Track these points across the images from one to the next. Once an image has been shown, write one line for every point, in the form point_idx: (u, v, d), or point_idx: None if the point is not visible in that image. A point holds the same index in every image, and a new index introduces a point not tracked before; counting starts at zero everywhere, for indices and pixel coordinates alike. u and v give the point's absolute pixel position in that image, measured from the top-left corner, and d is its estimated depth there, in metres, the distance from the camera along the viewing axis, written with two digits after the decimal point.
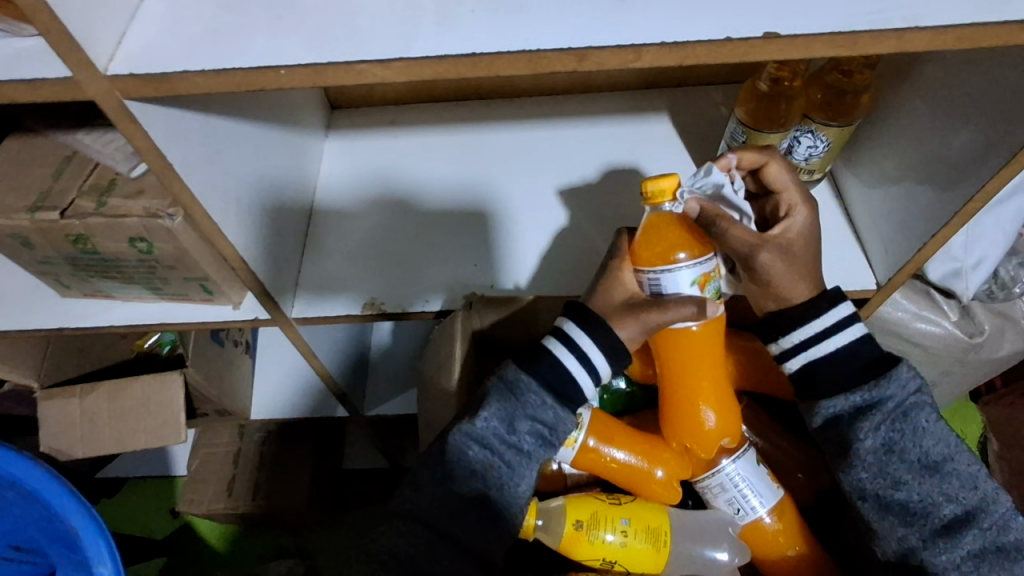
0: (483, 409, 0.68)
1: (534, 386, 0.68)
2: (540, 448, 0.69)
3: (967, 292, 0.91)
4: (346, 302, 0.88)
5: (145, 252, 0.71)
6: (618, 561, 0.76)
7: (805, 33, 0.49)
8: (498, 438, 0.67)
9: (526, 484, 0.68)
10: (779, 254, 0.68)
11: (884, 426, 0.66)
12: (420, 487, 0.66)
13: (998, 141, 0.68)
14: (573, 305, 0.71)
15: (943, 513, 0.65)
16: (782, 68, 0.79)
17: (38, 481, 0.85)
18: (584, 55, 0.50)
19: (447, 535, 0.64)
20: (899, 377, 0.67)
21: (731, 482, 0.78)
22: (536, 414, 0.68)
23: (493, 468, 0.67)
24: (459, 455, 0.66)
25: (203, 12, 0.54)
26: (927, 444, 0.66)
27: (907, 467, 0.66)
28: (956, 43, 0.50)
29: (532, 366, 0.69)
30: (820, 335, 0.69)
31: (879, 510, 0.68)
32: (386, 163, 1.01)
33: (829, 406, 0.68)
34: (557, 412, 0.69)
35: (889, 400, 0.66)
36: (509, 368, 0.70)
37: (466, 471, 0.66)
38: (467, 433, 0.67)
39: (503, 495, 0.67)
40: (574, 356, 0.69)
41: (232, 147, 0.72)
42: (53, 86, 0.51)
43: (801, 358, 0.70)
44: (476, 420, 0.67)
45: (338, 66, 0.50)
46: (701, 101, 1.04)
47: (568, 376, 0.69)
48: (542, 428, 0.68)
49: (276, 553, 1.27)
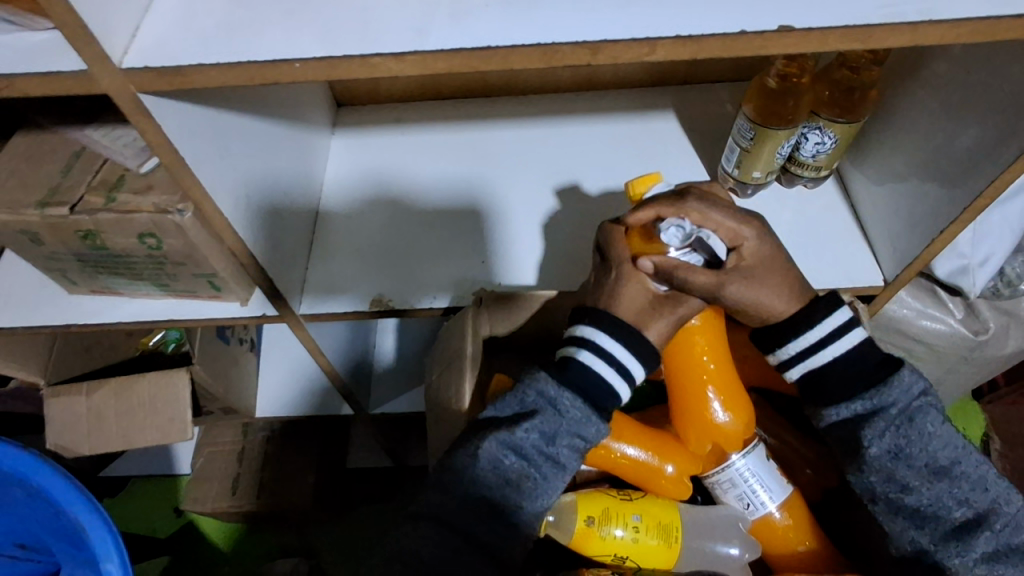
0: (526, 421, 0.66)
1: (578, 403, 0.65)
2: (575, 461, 0.68)
3: (974, 290, 0.90)
4: (352, 300, 0.88)
5: (154, 247, 0.71)
6: (629, 556, 0.76)
7: (819, 28, 0.49)
8: (536, 450, 0.66)
9: (557, 495, 0.68)
10: (745, 280, 0.68)
11: (890, 432, 0.66)
12: (446, 492, 0.65)
13: (1007, 137, 0.68)
14: (582, 311, 0.71)
15: (955, 517, 0.65)
16: (790, 64, 0.79)
17: (47, 478, 0.85)
18: (598, 48, 0.50)
19: (472, 541, 0.63)
20: (902, 382, 0.67)
21: (741, 478, 0.78)
22: (579, 429, 0.66)
23: (528, 479, 0.66)
24: (493, 463, 0.65)
25: (216, 6, 0.54)
26: (934, 448, 0.66)
27: (914, 472, 0.66)
28: (970, 37, 0.50)
29: (571, 378, 0.66)
30: (816, 345, 0.68)
31: (890, 513, 0.68)
32: (392, 162, 1.01)
33: (835, 412, 0.69)
34: (599, 427, 0.67)
35: (892, 407, 0.67)
36: (550, 382, 0.67)
37: (499, 479, 0.65)
38: (503, 443, 0.65)
39: (535, 506, 0.66)
40: (605, 362, 0.67)
41: (241, 143, 0.72)
42: (66, 79, 0.51)
43: (802, 366, 0.70)
44: (517, 430, 0.65)
45: (352, 59, 0.50)
46: (708, 99, 1.04)
47: (602, 383, 0.67)
48: (580, 443, 0.66)
49: (281, 552, 1.27)
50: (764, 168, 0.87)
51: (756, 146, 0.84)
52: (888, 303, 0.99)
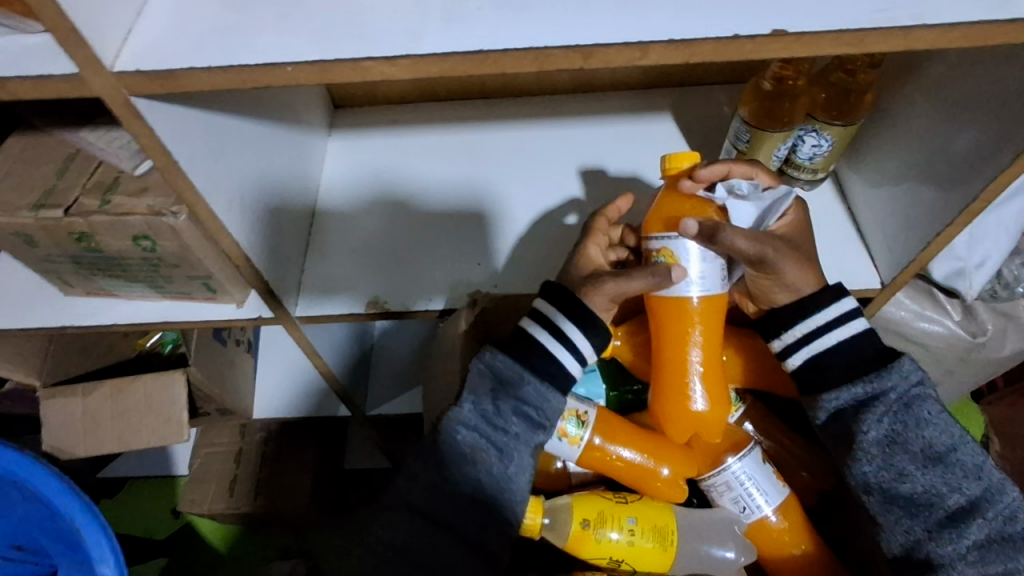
0: (468, 394, 0.69)
1: (511, 364, 0.68)
2: (529, 429, 0.68)
3: (971, 292, 0.91)
4: (348, 301, 0.88)
5: (149, 250, 0.71)
6: (624, 559, 0.76)
7: (812, 31, 0.49)
8: (485, 421, 0.68)
9: (518, 466, 0.68)
10: (784, 247, 0.68)
11: (887, 418, 0.67)
12: (415, 479, 0.67)
13: (1002, 140, 0.68)
14: (553, 288, 0.71)
15: (948, 504, 0.65)
16: (786, 68, 0.78)
17: (42, 481, 0.85)
18: (591, 52, 0.50)
19: (443, 524, 0.65)
20: (902, 369, 0.67)
21: (736, 481, 0.78)
22: (519, 393, 0.68)
23: (482, 451, 0.67)
24: (447, 439, 0.67)
25: (209, 9, 0.54)
26: (930, 434, 0.66)
27: (910, 457, 0.66)
28: (963, 41, 0.50)
29: (509, 348, 0.70)
30: (823, 328, 0.69)
31: (885, 504, 0.68)
32: (389, 163, 1.01)
33: (832, 399, 0.69)
34: (539, 388, 0.68)
35: (890, 392, 0.67)
36: (488, 351, 0.70)
37: (456, 455, 0.67)
38: (454, 419, 0.68)
39: (495, 480, 0.67)
40: (556, 339, 0.69)
41: (236, 145, 0.72)
42: (59, 83, 0.51)
43: (805, 352, 0.71)
44: (462, 404, 0.68)
45: (344, 63, 0.50)
46: (705, 100, 1.04)
47: (546, 354, 0.69)
48: (526, 407, 0.68)
49: (278, 553, 1.27)
50: None
51: (752, 148, 0.84)
52: (885, 305, 0.99)
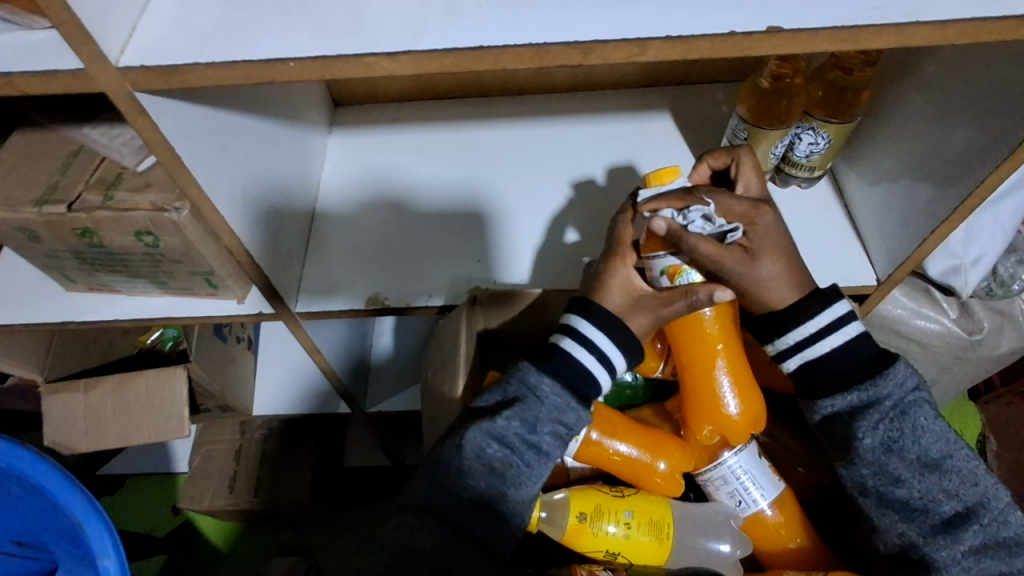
0: (504, 410, 0.68)
1: (557, 388, 0.69)
2: (558, 448, 0.70)
3: (966, 288, 0.92)
4: (349, 298, 0.89)
5: (152, 245, 0.72)
6: (621, 553, 0.76)
7: (807, 28, 0.50)
8: (518, 437, 0.68)
9: (542, 482, 0.69)
10: (759, 255, 0.69)
11: (883, 424, 0.67)
12: (434, 482, 0.66)
13: (996, 139, 0.68)
14: (579, 302, 0.73)
15: (943, 510, 0.66)
16: (783, 65, 0.79)
17: (45, 475, 0.85)
18: (589, 49, 0.51)
19: (461, 531, 0.64)
20: (897, 375, 0.67)
21: (733, 475, 0.79)
22: (558, 416, 0.69)
23: (512, 467, 0.67)
24: (478, 453, 0.67)
25: (213, 5, 0.55)
26: (926, 442, 0.66)
27: (907, 464, 0.66)
28: (956, 38, 0.51)
29: (550, 365, 0.70)
30: (815, 335, 0.69)
31: (880, 505, 0.69)
32: (389, 161, 1.02)
33: (828, 405, 0.69)
34: (578, 413, 0.70)
35: (886, 399, 0.67)
36: (532, 371, 0.70)
37: (484, 468, 0.67)
38: (486, 432, 0.67)
39: (520, 494, 0.68)
40: (588, 351, 0.70)
41: (237, 141, 0.73)
42: (64, 78, 0.52)
43: (800, 357, 0.70)
44: (497, 419, 0.68)
45: (346, 59, 0.51)
46: (703, 99, 1.04)
47: (578, 367, 0.70)
48: (561, 429, 0.69)
49: (278, 549, 1.27)
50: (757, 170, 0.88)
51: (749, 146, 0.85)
52: (883, 303, 0.99)
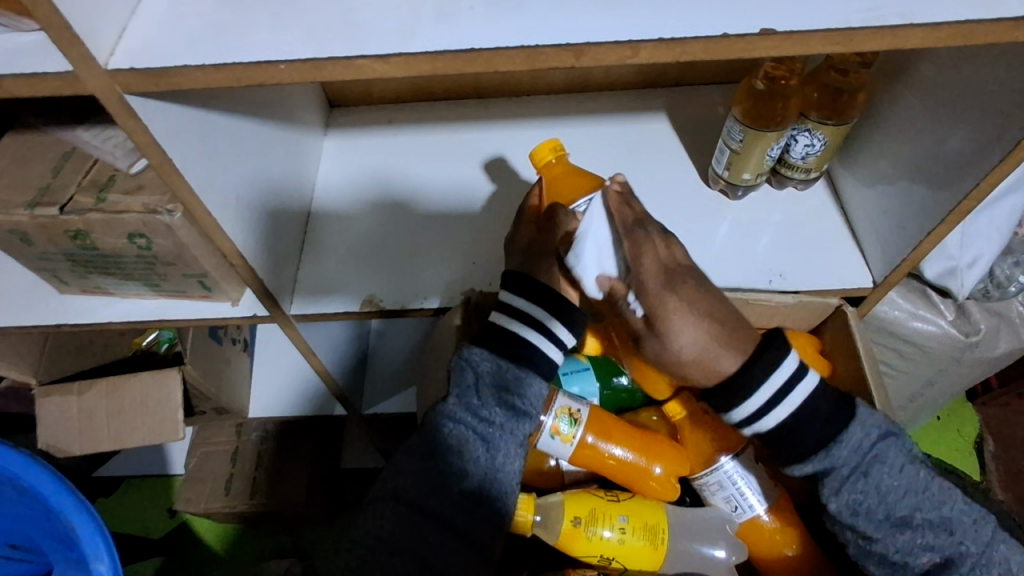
0: (454, 388, 0.69)
1: (487, 356, 0.69)
2: (515, 421, 0.67)
3: (962, 291, 0.92)
4: (343, 299, 0.88)
5: (144, 248, 0.72)
6: (615, 558, 0.76)
7: (801, 30, 0.49)
8: (469, 414, 0.68)
9: (505, 456, 0.67)
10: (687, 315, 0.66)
11: (844, 491, 0.66)
12: (399, 471, 0.67)
13: (992, 140, 0.68)
14: (516, 278, 0.72)
15: (922, 562, 0.66)
16: (779, 67, 0.80)
17: (35, 477, 0.85)
18: (582, 50, 0.50)
19: (433, 515, 0.65)
20: (851, 441, 0.66)
21: (729, 481, 0.78)
22: (502, 386, 0.67)
23: (468, 443, 0.67)
24: (434, 435, 0.68)
25: (205, 7, 0.54)
26: (892, 500, 0.66)
27: (876, 524, 0.67)
28: (950, 40, 0.51)
29: (489, 342, 0.70)
30: (759, 410, 0.66)
31: (862, 559, 0.70)
32: (383, 162, 1.01)
33: (798, 468, 0.68)
34: (523, 380, 0.68)
35: (842, 467, 0.66)
36: (471, 346, 0.70)
37: (442, 449, 0.67)
38: (440, 414, 0.68)
39: (482, 470, 0.66)
40: (538, 332, 0.69)
41: (230, 143, 0.72)
42: (53, 80, 0.52)
43: (750, 427, 0.68)
44: (448, 399, 0.69)
45: (336, 61, 0.51)
46: (700, 100, 1.04)
47: (529, 346, 0.69)
48: (511, 399, 0.67)
49: (274, 552, 1.27)
50: (755, 171, 0.87)
51: (745, 148, 0.83)
52: (879, 304, 0.99)
